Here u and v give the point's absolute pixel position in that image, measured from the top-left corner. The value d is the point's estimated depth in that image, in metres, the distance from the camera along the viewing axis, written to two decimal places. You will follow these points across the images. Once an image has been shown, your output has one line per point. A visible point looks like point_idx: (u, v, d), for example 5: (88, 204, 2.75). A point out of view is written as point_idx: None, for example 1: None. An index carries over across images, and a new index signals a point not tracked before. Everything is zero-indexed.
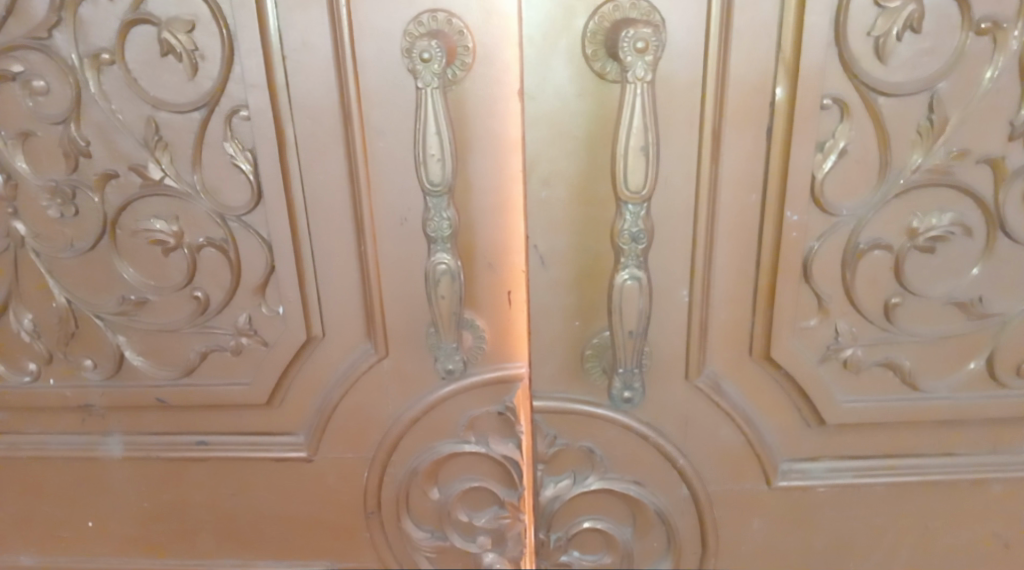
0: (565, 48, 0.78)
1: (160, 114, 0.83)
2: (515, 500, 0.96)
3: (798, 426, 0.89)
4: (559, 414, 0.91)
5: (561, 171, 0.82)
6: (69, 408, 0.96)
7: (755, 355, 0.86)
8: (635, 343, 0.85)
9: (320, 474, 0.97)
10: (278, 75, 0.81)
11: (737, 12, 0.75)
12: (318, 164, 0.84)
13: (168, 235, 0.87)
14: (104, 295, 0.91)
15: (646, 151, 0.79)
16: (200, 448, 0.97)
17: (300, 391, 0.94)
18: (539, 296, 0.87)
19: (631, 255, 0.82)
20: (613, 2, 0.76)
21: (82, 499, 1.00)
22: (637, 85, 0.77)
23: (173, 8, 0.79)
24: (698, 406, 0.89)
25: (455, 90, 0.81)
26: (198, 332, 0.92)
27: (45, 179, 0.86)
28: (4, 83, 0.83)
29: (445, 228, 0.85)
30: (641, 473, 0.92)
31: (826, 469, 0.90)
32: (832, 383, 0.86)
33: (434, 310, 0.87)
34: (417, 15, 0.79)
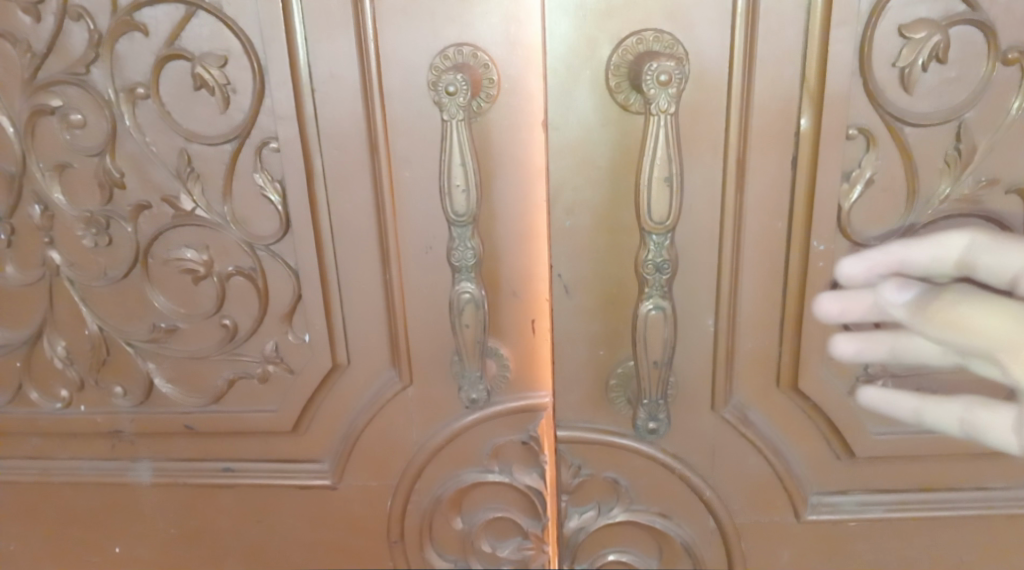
0: (588, 80, 0.79)
1: (193, 146, 0.84)
2: (540, 531, 0.96)
3: (827, 458, 0.87)
4: (583, 443, 0.90)
5: (586, 200, 0.82)
6: (99, 434, 0.98)
7: (782, 386, 0.85)
8: (660, 372, 0.85)
9: (344, 502, 0.98)
10: (307, 108, 0.82)
11: (760, 44, 0.76)
12: (345, 194, 0.85)
13: (199, 264, 0.89)
14: (135, 322, 0.92)
15: (671, 181, 0.79)
16: (226, 474, 0.98)
17: (325, 418, 0.95)
18: (563, 325, 0.87)
19: (656, 284, 0.82)
20: (637, 35, 0.77)
21: (110, 524, 1.01)
22: (661, 116, 0.77)
23: (206, 44, 0.81)
24: (725, 436, 0.88)
25: (481, 121, 0.82)
26: (226, 359, 0.93)
27: (80, 210, 0.88)
28: (43, 117, 0.85)
29: (470, 258, 0.85)
30: (667, 504, 0.91)
31: (857, 503, 0.88)
32: (862, 413, 0.85)
33: (458, 339, 0.88)
34: (443, 48, 0.80)
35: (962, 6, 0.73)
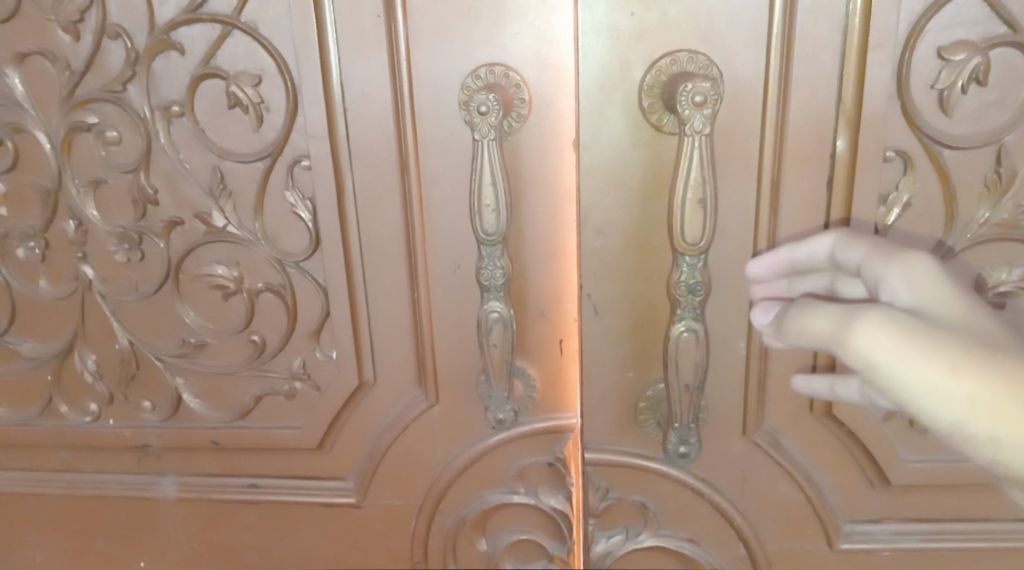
0: (621, 100, 0.78)
1: (226, 164, 0.85)
2: (565, 555, 0.96)
3: (861, 486, 0.85)
4: (611, 466, 0.89)
5: (616, 221, 0.82)
6: (127, 447, 0.98)
7: (815, 412, 0.84)
8: (691, 397, 0.83)
9: (369, 519, 0.98)
10: (339, 126, 0.83)
11: (795, 65, 0.75)
12: (374, 212, 0.85)
13: (229, 280, 0.89)
14: (165, 337, 0.93)
15: (704, 202, 0.78)
16: (252, 491, 0.98)
17: (351, 435, 0.95)
18: (591, 346, 0.86)
19: (688, 306, 0.81)
20: (671, 56, 0.76)
21: (135, 538, 1.02)
22: (695, 137, 0.76)
23: (241, 63, 0.82)
24: (756, 462, 0.86)
25: (511, 140, 0.82)
26: (254, 375, 0.93)
27: (113, 225, 0.89)
28: (79, 133, 0.86)
29: (499, 277, 0.85)
30: (695, 530, 0.90)
31: (891, 532, 0.86)
32: (897, 441, 0.83)
33: (486, 358, 0.87)
34: (474, 68, 0.80)
35: (1002, 28, 0.72)
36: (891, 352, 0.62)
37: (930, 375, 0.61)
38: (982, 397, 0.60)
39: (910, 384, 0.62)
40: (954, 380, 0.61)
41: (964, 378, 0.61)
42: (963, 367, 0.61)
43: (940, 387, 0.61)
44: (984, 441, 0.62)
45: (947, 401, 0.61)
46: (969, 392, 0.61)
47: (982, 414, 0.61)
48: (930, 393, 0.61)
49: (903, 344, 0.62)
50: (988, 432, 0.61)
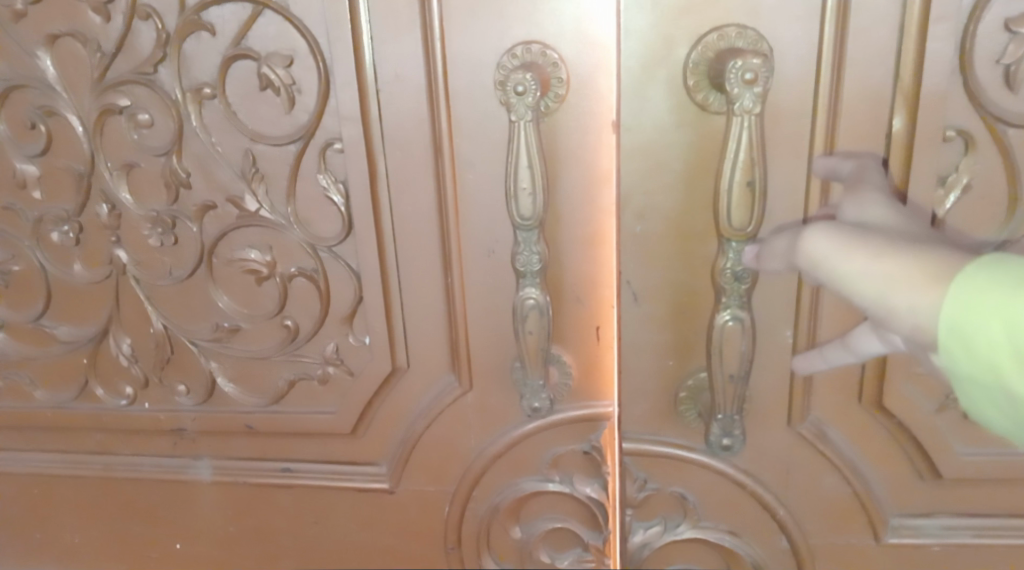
0: (664, 78, 0.75)
1: (258, 147, 0.84)
2: (600, 544, 0.95)
3: (909, 477, 0.82)
4: (648, 457, 0.87)
5: (657, 205, 0.79)
6: (162, 431, 0.98)
7: (864, 403, 0.81)
8: (735, 388, 0.81)
9: (401, 505, 0.98)
10: (372, 108, 0.81)
11: (850, 41, 0.71)
12: (407, 196, 0.84)
13: (262, 264, 0.88)
14: (198, 321, 0.92)
15: (753, 185, 0.75)
16: (285, 475, 0.98)
17: (384, 421, 0.94)
18: (629, 333, 0.84)
19: (734, 294, 0.79)
20: (718, 31, 0.73)
21: (172, 519, 1.02)
22: (744, 118, 0.72)
23: (272, 43, 0.80)
24: (800, 453, 0.84)
25: (547, 121, 0.80)
26: (287, 360, 0.92)
27: (147, 209, 0.88)
28: (111, 116, 0.85)
29: (535, 262, 0.83)
30: (736, 522, 0.88)
31: (940, 527, 0.83)
32: (950, 433, 0.80)
33: (521, 345, 0.86)
34: (511, 47, 0.78)
35: None
36: (824, 250, 0.67)
37: (854, 262, 0.64)
38: (898, 273, 0.61)
39: (838, 275, 0.65)
40: (874, 263, 0.62)
41: (885, 260, 0.62)
42: (884, 252, 0.62)
43: (862, 269, 0.63)
44: (906, 314, 0.60)
45: (868, 281, 0.62)
46: (886, 270, 0.61)
47: (898, 288, 0.60)
48: (855, 277, 0.63)
49: (833, 242, 0.66)
50: (908, 306, 0.60)
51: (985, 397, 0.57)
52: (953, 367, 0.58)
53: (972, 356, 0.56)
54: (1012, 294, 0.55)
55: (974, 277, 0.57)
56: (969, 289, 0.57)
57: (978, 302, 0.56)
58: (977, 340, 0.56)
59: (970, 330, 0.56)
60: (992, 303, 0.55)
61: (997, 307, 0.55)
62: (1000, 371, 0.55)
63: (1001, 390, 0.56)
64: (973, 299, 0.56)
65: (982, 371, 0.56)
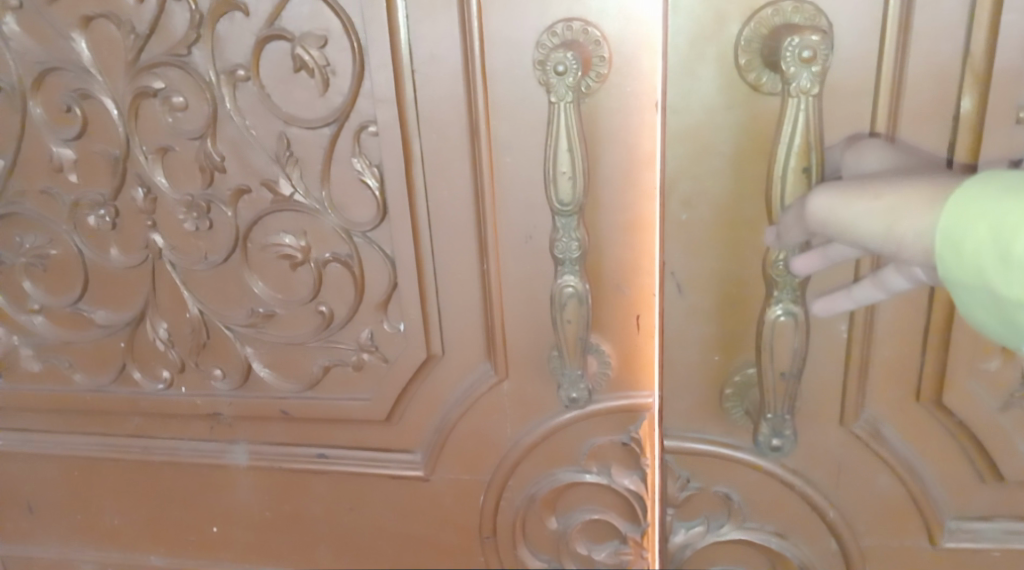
0: (713, 57, 0.71)
1: (292, 130, 0.82)
2: (639, 537, 0.93)
3: (967, 479, 0.78)
4: (692, 455, 0.84)
5: (704, 192, 0.75)
6: (199, 416, 0.98)
7: (921, 401, 0.77)
8: (787, 385, 0.77)
9: (437, 494, 0.96)
10: (407, 90, 0.79)
11: (915, 16, 0.67)
12: (443, 179, 0.82)
13: (297, 250, 0.87)
14: (234, 307, 0.92)
15: (810, 173, 0.70)
16: (321, 462, 0.97)
17: (419, 408, 0.93)
18: (674, 325, 0.81)
19: (787, 287, 0.74)
20: (773, 6, 0.68)
21: (209, 503, 1.02)
22: (801, 99, 0.68)
23: (306, 24, 0.78)
24: (852, 452, 0.80)
25: (589, 102, 0.77)
26: (323, 346, 0.91)
27: (182, 194, 0.88)
28: (146, 99, 0.84)
29: (574, 249, 0.80)
30: (782, 522, 0.85)
31: (1002, 531, 0.78)
32: (1016, 433, 0.75)
33: (559, 336, 0.83)
34: (550, 24, 0.75)
35: None
36: (827, 207, 0.64)
37: (859, 207, 0.61)
38: (902, 201, 0.59)
39: (849, 226, 0.62)
40: (876, 201, 0.60)
41: (887, 195, 0.60)
42: (886, 189, 0.60)
43: (867, 213, 0.61)
44: (916, 241, 0.57)
45: (874, 220, 0.60)
46: (890, 203, 0.59)
47: (903, 215, 0.58)
48: (864, 222, 0.61)
49: (835, 197, 0.63)
50: (913, 234, 0.57)
51: (974, 302, 0.54)
52: (945, 277, 0.56)
53: (961, 260, 0.54)
54: (1002, 199, 0.53)
55: (970, 189, 0.55)
56: (964, 197, 0.55)
57: (970, 209, 0.54)
58: (965, 245, 0.54)
59: (958, 237, 0.54)
60: (982, 208, 0.53)
61: (985, 213, 0.53)
62: (986, 275, 0.53)
63: (987, 293, 0.53)
64: (965, 206, 0.54)
65: (969, 276, 0.54)
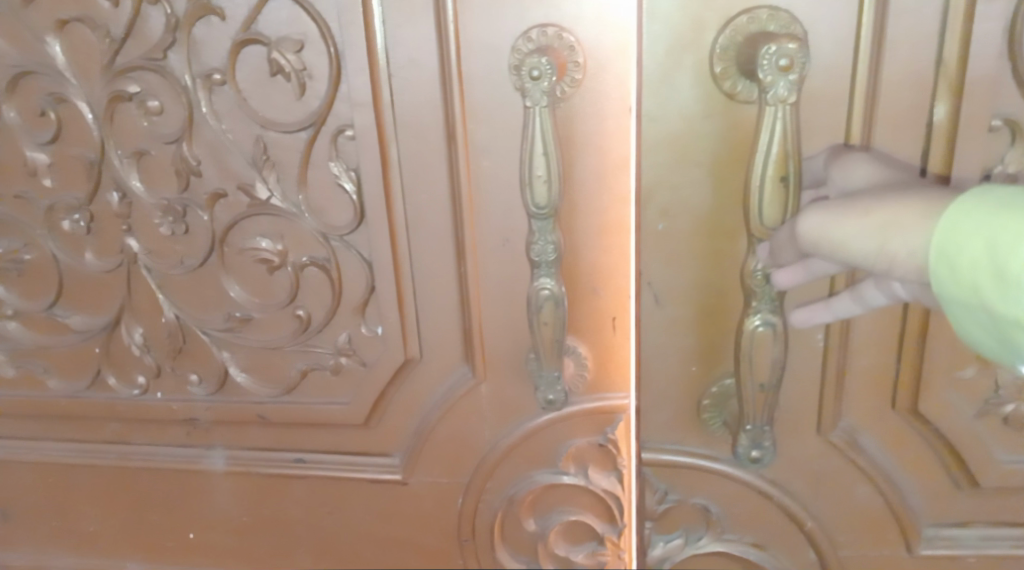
0: (689, 65, 0.68)
1: (269, 134, 0.81)
2: (616, 537, 0.94)
3: (945, 487, 0.77)
4: (670, 467, 0.82)
5: (681, 202, 0.72)
6: (175, 421, 0.97)
7: (899, 409, 0.76)
8: (766, 397, 0.74)
9: (415, 497, 0.96)
10: (384, 94, 0.78)
11: (891, 23, 0.65)
12: (421, 183, 0.81)
13: (274, 254, 0.86)
14: (211, 311, 0.91)
15: (789, 182, 0.66)
16: (299, 466, 0.96)
17: (398, 412, 0.92)
18: (650, 337, 0.77)
19: (765, 298, 0.71)
20: (749, 14, 0.66)
21: (185, 509, 1.01)
22: (778, 108, 0.65)
23: (283, 28, 0.77)
24: (832, 463, 0.78)
25: (564, 107, 0.76)
26: (300, 350, 0.91)
27: (158, 198, 0.86)
28: (121, 103, 0.83)
29: (550, 252, 0.80)
30: (761, 533, 0.82)
31: (979, 537, 0.77)
32: (991, 440, 0.74)
33: (535, 337, 0.83)
34: (526, 30, 0.74)
35: None
36: (820, 227, 0.63)
37: (850, 226, 0.61)
38: (892, 219, 0.59)
39: (841, 246, 0.62)
40: (867, 219, 0.61)
41: (876, 213, 0.60)
42: (874, 206, 0.61)
43: (858, 233, 0.61)
44: (907, 259, 0.59)
45: (864, 239, 0.61)
46: (881, 221, 0.60)
47: (896, 233, 0.59)
48: (856, 241, 0.61)
49: (826, 216, 0.63)
50: (907, 251, 0.59)
51: (968, 316, 0.57)
52: (939, 292, 0.58)
53: (955, 277, 0.56)
54: (996, 217, 0.55)
55: (963, 205, 0.56)
56: (959, 214, 0.56)
57: (964, 226, 0.56)
58: (960, 263, 0.56)
59: (954, 253, 0.56)
60: (976, 226, 0.55)
61: (979, 231, 0.55)
62: (981, 291, 0.55)
63: (982, 309, 0.56)
64: (959, 223, 0.56)
65: (965, 292, 0.56)
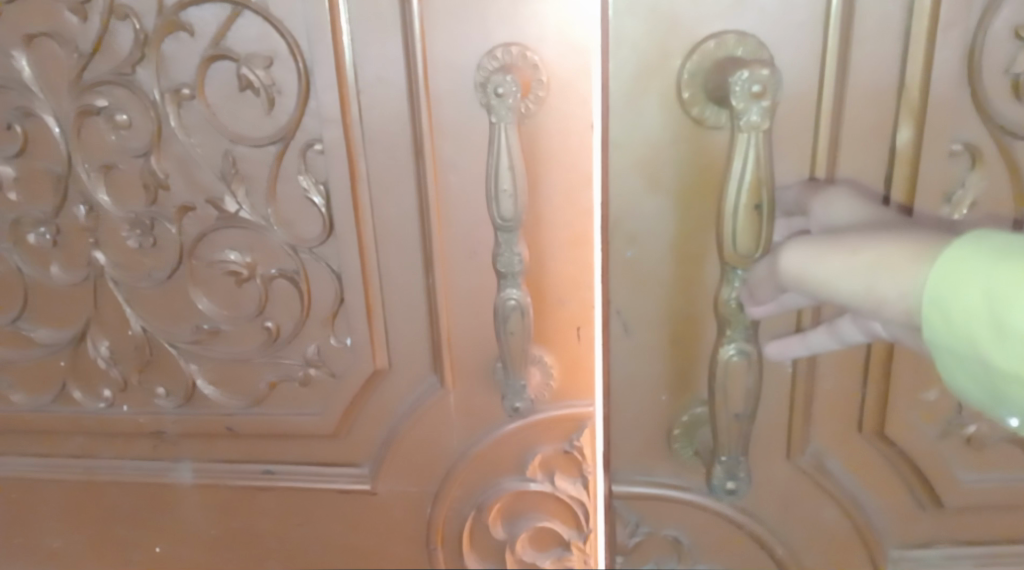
0: (656, 91, 0.66)
1: (238, 148, 0.81)
2: (582, 542, 0.95)
3: (910, 508, 0.74)
4: (641, 500, 0.78)
5: (650, 230, 0.70)
6: (142, 434, 0.95)
7: (865, 431, 0.73)
8: (741, 427, 0.70)
9: (385, 505, 0.95)
10: (353, 110, 0.78)
11: (854, 48, 0.64)
12: (388, 199, 0.81)
13: (242, 266, 0.85)
14: (178, 324, 0.90)
15: (763, 210, 0.63)
16: (267, 477, 0.96)
17: (367, 423, 0.92)
18: (619, 367, 0.74)
19: (740, 326, 0.68)
20: (717, 39, 0.64)
21: (151, 521, 0.99)
22: (751, 134, 0.61)
23: (251, 44, 0.77)
24: (803, 489, 0.75)
25: (529, 124, 0.77)
26: (269, 362, 0.90)
27: (126, 212, 0.85)
28: (90, 118, 0.82)
29: (517, 263, 0.80)
30: (731, 561, 0.79)
31: (944, 556, 0.74)
32: (954, 460, 0.71)
33: (504, 346, 0.83)
34: (492, 48, 0.74)
35: None
36: (802, 262, 0.60)
37: (835, 264, 0.58)
38: (880, 259, 0.56)
39: (825, 284, 0.59)
40: (854, 258, 0.57)
41: (864, 252, 0.57)
42: (863, 245, 0.57)
43: (844, 271, 0.58)
44: (898, 301, 0.55)
45: (851, 279, 0.57)
46: (869, 261, 0.56)
47: (883, 274, 0.55)
48: (842, 280, 0.58)
49: (811, 253, 0.60)
50: (898, 291, 0.55)
51: (961, 367, 0.53)
52: (929, 339, 0.54)
53: (950, 326, 0.52)
54: (997, 265, 0.50)
55: (960, 248, 0.52)
56: (956, 259, 0.52)
57: (961, 272, 0.51)
58: (956, 312, 0.52)
59: (950, 303, 0.52)
60: (974, 273, 0.51)
61: (979, 278, 0.51)
62: (978, 344, 0.51)
63: (978, 360, 0.52)
64: (956, 268, 0.52)
65: (960, 343, 0.52)
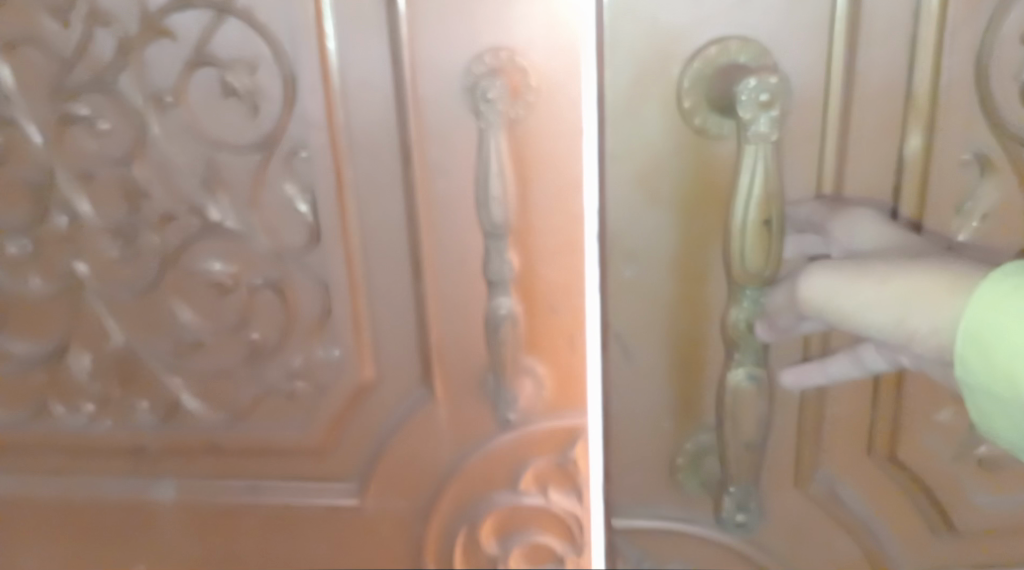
0: (655, 99, 0.63)
1: (222, 156, 0.78)
2: (575, 554, 0.93)
3: (923, 533, 0.71)
4: (646, 534, 0.74)
5: (649, 245, 0.67)
6: (122, 450, 0.91)
7: (876, 455, 0.70)
8: (751, 457, 0.67)
9: (373, 522, 0.92)
10: (339, 116, 0.75)
11: (860, 51, 0.61)
12: (375, 209, 0.78)
13: (226, 276, 0.82)
14: (160, 335, 0.86)
15: (771, 224, 0.61)
16: (251, 494, 0.92)
17: (353, 438, 0.89)
18: (620, 390, 0.71)
19: (749, 349, 0.65)
20: (719, 44, 0.61)
21: (128, 542, 0.95)
22: (759, 146, 0.59)
23: (233, 49, 0.73)
24: (812, 518, 0.72)
25: (518, 129, 0.74)
26: (254, 374, 0.87)
27: (107, 222, 0.82)
28: (70, 126, 0.79)
29: (507, 272, 0.78)
30: None
31: None
32: (968, 484, 0.69)
33: (496, 354, 0.81)
34: (479, 52, 0.71)
35: None
36: (827, 291, 0.56)
37: (863, 295, 0.54)
38: (913, 290, 0.52)
39: (849, 316, 0.55)
40: (885, 289, 0.53)
41: (895, 283, 0.53)
42: (894, 273, 0.53)
43: (871, 302, 0.54)
44: (931, 335, 0.51)
45: (880, 310, 0.53)
46: (901, 292, 0.52)
47: (917, 307, 0.51)
48: (869, 312, 0.54)
49: (836, 281, 0.56)
50: (930, 326, 0.51)
51: (1000, 412, 0.48)
52: (964, 380, 0.50)
53: (989, 367, 0.48)
54: None
55: (1002, 282, 0.48)
56: (996, 294, 0.48)
57: (1001, 308, 0.47)
58: (996, 352, 0.47)
59: (988, 341, 0.48)
60: (1016, 310, 0.47)
61: (1023, 315, 0.46)
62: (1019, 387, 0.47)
63: (1020, 408, 0.47)
64: (998, 302, 0.48)
65: (1000, 385, 0.48)
